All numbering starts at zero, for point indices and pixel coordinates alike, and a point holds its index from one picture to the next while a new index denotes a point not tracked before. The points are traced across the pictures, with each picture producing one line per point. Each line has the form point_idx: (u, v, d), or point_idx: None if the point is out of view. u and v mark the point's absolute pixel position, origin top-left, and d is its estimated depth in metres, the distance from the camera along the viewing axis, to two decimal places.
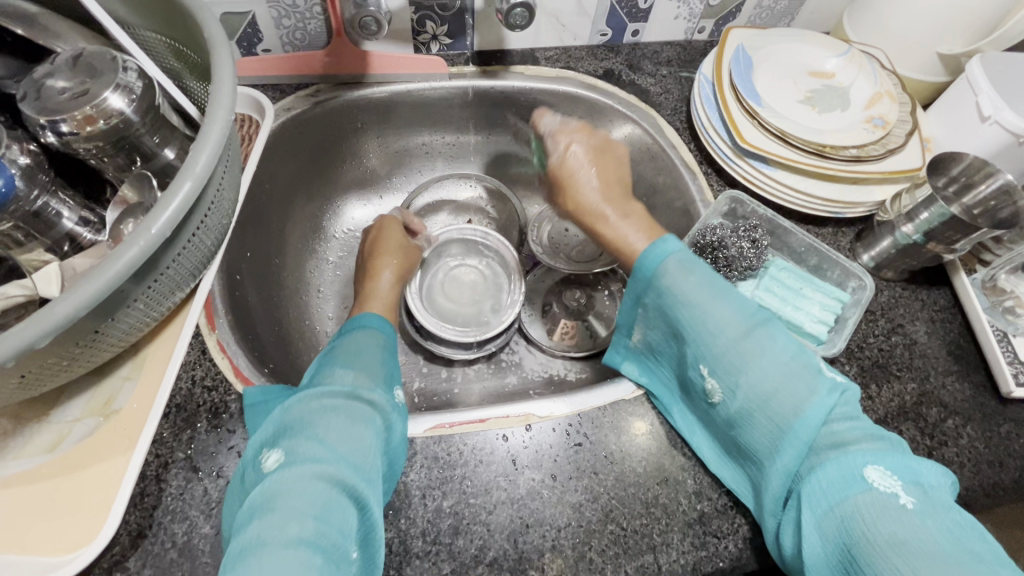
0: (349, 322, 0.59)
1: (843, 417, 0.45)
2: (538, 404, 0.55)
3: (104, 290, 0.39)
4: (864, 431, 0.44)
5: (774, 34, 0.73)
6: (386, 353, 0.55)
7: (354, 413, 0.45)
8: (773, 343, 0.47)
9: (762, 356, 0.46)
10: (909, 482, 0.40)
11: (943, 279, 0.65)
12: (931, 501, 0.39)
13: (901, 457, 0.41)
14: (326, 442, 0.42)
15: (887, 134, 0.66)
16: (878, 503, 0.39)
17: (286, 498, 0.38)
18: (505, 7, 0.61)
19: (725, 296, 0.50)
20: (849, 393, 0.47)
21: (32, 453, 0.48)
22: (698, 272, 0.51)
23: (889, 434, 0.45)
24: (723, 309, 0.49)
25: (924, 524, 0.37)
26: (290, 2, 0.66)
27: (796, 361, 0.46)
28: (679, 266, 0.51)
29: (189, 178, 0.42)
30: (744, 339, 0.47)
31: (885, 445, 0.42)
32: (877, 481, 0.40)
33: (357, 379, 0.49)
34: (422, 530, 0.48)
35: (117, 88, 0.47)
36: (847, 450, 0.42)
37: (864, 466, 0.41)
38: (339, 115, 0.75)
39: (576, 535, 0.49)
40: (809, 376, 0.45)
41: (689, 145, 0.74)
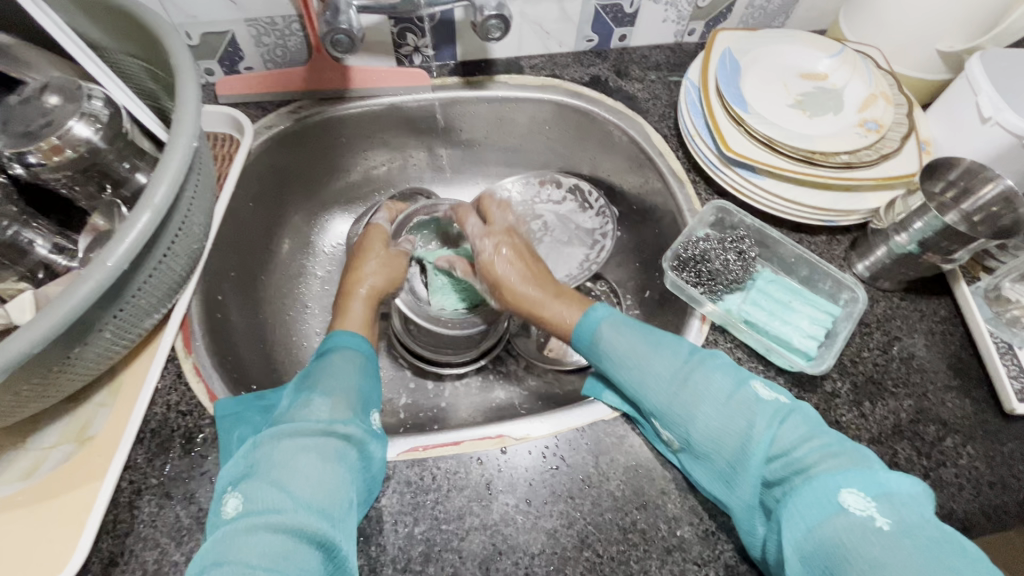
0: (325, 340, 0.57)
1: (806, 435, 0.44)
2: (515, 425, 0.54)
3: (60, 324, 0.39)
4: (835, 451, 0.43)
5: (763, 36, 0.71)
6: (366, 375, 0.55)
7: (326, 452, 0.46)
8: (710, 383, 0.48)
9: (711, 392, 0.48)
10: (876, 495, 0.39)
11: (944, 288, 0.63)
12: (907, 514, 0.38)
13: (872, 472, 0.40)
14: (290, 490, 0.42)
15: (881, 137, 0.63)
16: (850, 527, 0.37)
17: (248, 549, 0.39)
18: (479, 19, 0.60)
19: (658, 347, 0.52)
20: (803, 413, 0.46)
21: (8, 481, 0.48)
22: (630, 331, 0.54)
23: (857, 449, 0.43)
24: (659, 361, 0.51)
25: (902, 542, 0.36)
26: (268, 19, 0.67)
27: (733, 399, 0.47)
28: (612, 329, 0.55)
29: (147, 209, 0.42)
30: (691, 382, 0.48)
31: (854, 462, 0.42)
32: (850, 505, 0.38)
33: (334, 412, 0.49)
34: (392, 556, 0.48)
35: (82, 116, 0.47)
36: (813, 475, 0.41)
37: (838, 491, 0.39)
38: (322, 129, 0.75)
39: (550, 562, 0.47)
40: (749, 412, 0.46)
41: (677, 152, 0.72)
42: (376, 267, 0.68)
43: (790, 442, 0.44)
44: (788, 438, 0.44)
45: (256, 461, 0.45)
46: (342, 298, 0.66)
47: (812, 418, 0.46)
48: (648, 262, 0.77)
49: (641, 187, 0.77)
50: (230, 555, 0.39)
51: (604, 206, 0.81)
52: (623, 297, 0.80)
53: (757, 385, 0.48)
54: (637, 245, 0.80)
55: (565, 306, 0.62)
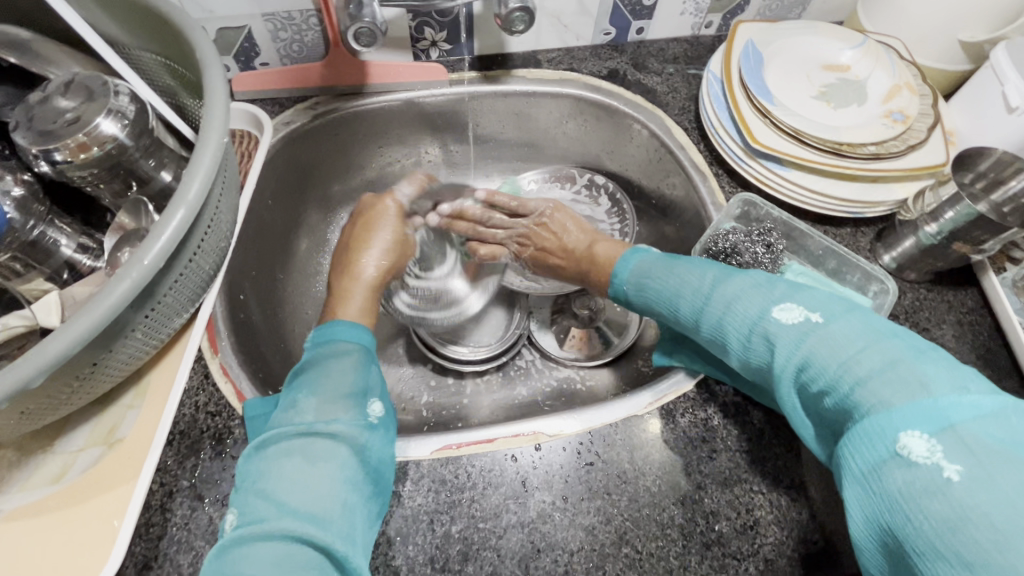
0: (320, 331, 0.55)
1: (857, 351, 0.39)
2: (548, 421, 0.54)
3: (98, 324, 0.38)
4: (883, 374, 0.36)
5: (785, 28, 0.70)
6: (362, 367, 0.52)
7: (314, 453, 0.44)
8: (738, 310, 0.47)
9: (737, 321, 0.46)
10: (938, 429, 0.33)
11: (971, 279, 0.62)
12: (980, 451, 0.31)
13: (931, 402, 0.34)
14: (277, 498, 0.41)
15: (907, 128, 0.63)
16: (914, 481, 0.32)
17: (244, 563, 0.38)
18: (504, 11, 0.59)
19: (684, 279, 0.53)
20: (847, 326, 0.41)
21: (37, 486, 0.47)
22: (662, 265, 0.56)
23: (913, 362, 0.36)
24: (686, 289, 0.52)
25: (977, 495, 0.30)
26: (285, 14, 0.66)
27: (757, 331, 0.45)
28: (650, 267, 0.57)
29: (181, 205, 0.41)
30: (715, 313, 0.48)
31: (910, 386, 0.35)
32: (911, 451, 0.33)
33: (320, 411, 0.47)
34: (429, 556, 0.47)
35: (109, 113, 0.46)
36: (867, 413, 0.36)
37: (896, 435, 0.34)
38: (339, 125, 0.74)
39: (589, 559, 0.47)
40: (771, 339, 0.44)
41: (699, 145, 0.72)
42: (381, 244, 0.66)
43: (833, 366, 0.39)
44: (830, 355, 0.40)
45: (247, 473, 0.44)
46: (347, 279, 0.63)
47: (861, 327, 0.40)
48: (669, 257, 0.76)
49: (661, 182, 0.77)
50: (226, 567, 0.38)
51: (618, 198, 0.82)
52: None
53: (779, 308, 0.44)
54: (657, 240, 0.80)
55: (611, 245, 0.67)
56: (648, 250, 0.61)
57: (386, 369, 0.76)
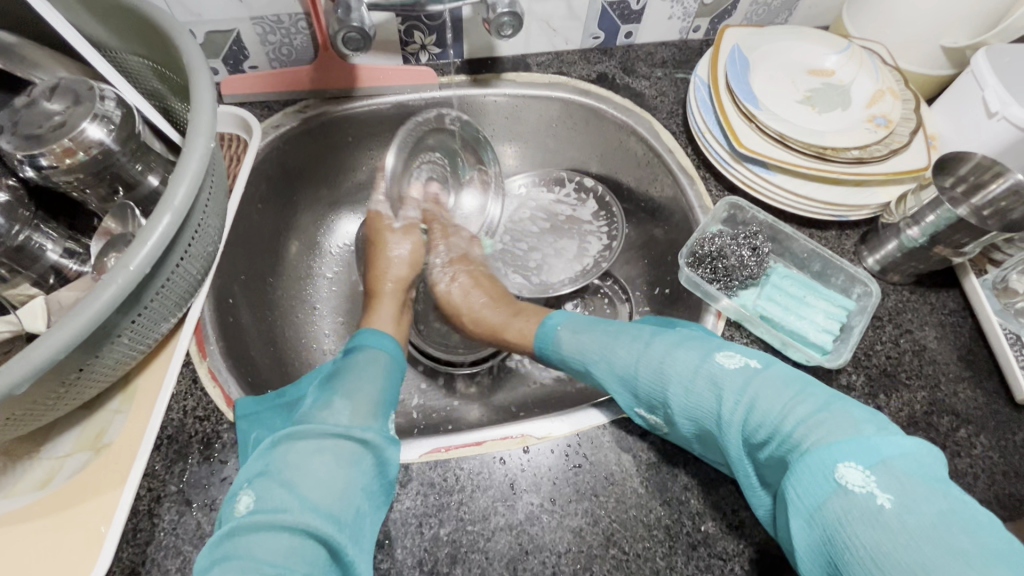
0: (353, 339, 0.58)
1: (788, 398, 0.41)
2: (536, 424, 0.54)
3: (84, 329, 0.38)
4: (817, 415, 0.39)
5: (771, 33, 0.71)
6: (388, 378, 0.55)
7: (341, 455, 0.45)
8: (678, 361, 0.48)
9: (675, 370, 0.47)
10: (872, 462, 0.34)
11: (953, 282, 0.63)
12: (910, 482, 0.33)
13: (865, 438, 0.36)
14: (300, 492, 0.42)
15: (890, 133, 0.64)
16: (850, 508, 0.33)
17: (257, 547, 0.38)
18: (492, 16, 0.60)
19: (621, 336, 0.55)
20: (776, 375, 0.43)
21: (23, 491, 0.47)
22: (587, 329, 0.59)
23: (843, 405, 0.39)
24: (623, 349, 0.53)
25: (907, 521, 0.32)
26: (274, 17, 0.65)
27: (700, 374, 0.46)
28: (570, 333, 0.60)
29: (167, 211, 0.41)
30: (653, 363, 0.49)
31: (843, 425, 0.37)
32: (849, 481, 0.34)
33: (352, 416, 0.48)
34: (417, 559, 0.47)
35: (95, 118, 0.46)
36: (808, 451, 0.37)
37: (835, 466, 0.35)
38: (329, 129, 0.74)
39: (576, 561, 0.47)
40: (715, 386, 0.45)
41: (687, 149, 0.72)
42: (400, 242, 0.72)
43: (772, 410, 0.41)
44: (770, 406, 0.41)
45: (270, 460, 0.44)
46: (372, 297, 0.69)
47: (789, 378, 0.43)
48: (658, 259, 0.77)
49: (650, 184, 0.77)
50: (239, 551, 0.38)
51: (605, 200, 0.83)
52: (632, 293, 0.81)
53: (720, 355, 0.46)
54: (646, 243, 0.80)
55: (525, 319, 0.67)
56: (572, 313, 0.63)
57: None
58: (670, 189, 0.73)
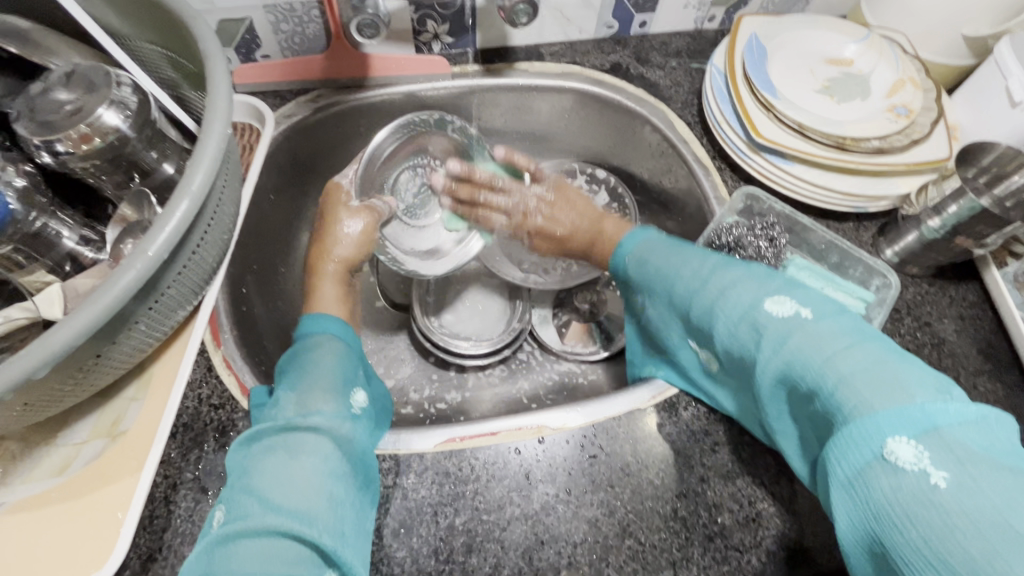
0: (298, 326, 0.56)
1: (838, 349, 0.39)
2: (551, 415, 0.54)
3: (103, 314, 0.38)
4: (862, 372, 0.37)
5: (789, 22, 0.70)
6: (342, 358, 0.53)
7: (297, 446, 0.43)
8: (730, 297, 0.47)
9: (728, 307, 0.46)
10: (922, 433, 0.33)
11: (972, 274, 0.62)
12: (961, 455, 0.32)
13: (917, 407, 0.34)
14: (260, 495, 0.40)
15: (911, 123, 0.63)
16: (901, 485, 0.32)
17: (230, 561, 0.37)
18: (507, 3, 0.59)
19: (681, 258, 0.53)
20: (832, 324, 0.41)
21: (40, 478, 0.47)
22: (662, 249, 0.56)
23: (896, 363, 0.37)
24: (684, 271, 0.52)
25: (962, 503, 0.31)
26: (287, 5, 0.65)
27: (746, 319, 0.45)
28: (644, 250, 0.57)
29: (185, 196, 0.41)
30: (707, 301, 0.48)
31: (890, 389, 0.35)
32: (899, 458, 0.33)
33: (300, 406, 0.46)
34: (433, 548, 0.47)
35: (111, 104, 0.46)
36: (851, 418, 0.36)
37: (885, 440, 0.34)
38: (342, 118, 0.74)
39: (592, 551, 0.47)
40: (758, 331, 0.44)
41: (702, 140, 0.71)
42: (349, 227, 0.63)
43: (815, 361, 0.39)
44: (810, 350, 0.40)
45: (234, 470, 0.43)
46: (312, 277, 0.63)
47: (850, 325, 0.41)
48: None
49: (664, 176, 0.76)
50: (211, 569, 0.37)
51: (620, 191, 0.82)
52: None
53: (771, 300, 0.44)
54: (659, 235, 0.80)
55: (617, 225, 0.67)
56: (651, 232, 0.59)
57: (388, 363, 0.77)
58: (684, 179, 0.72)
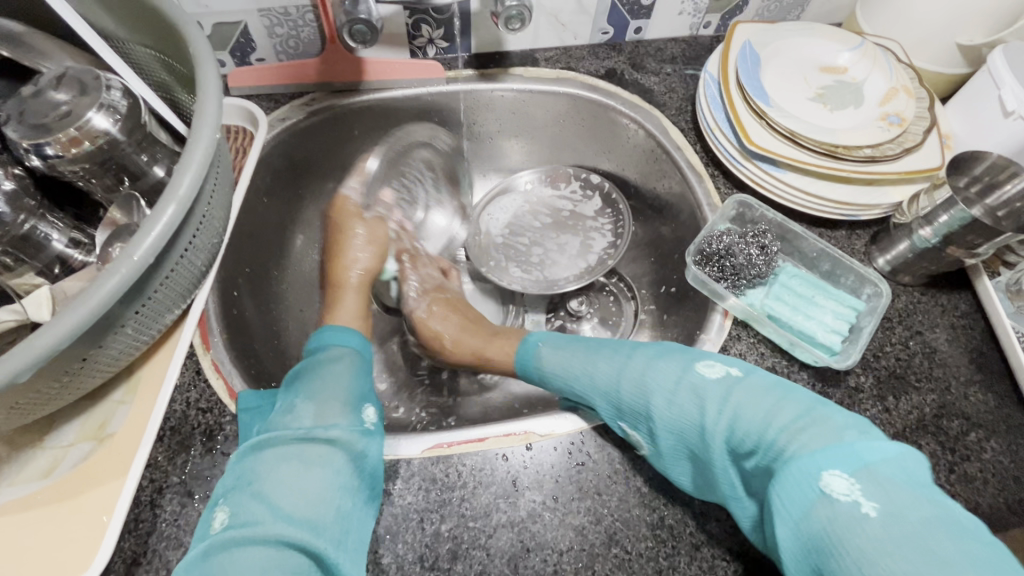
0: (314, 338, 0.60)
1: (770, 405, 0.42)
2: (540, 421, 0.54)
3: (88, 318, 0.38)
4: (798, 422, 0.40)
5: (783, 29, 0.70)
6: (355, 372, 0.56)
7: (309, 459, 0.47)
8: (658, 373, 0.48)
9: (659, 383, 0.48)
10: (855, 469, 0.35)
11: (965, 283, 0.62)
12: (892, 489, 0.33)
13: (846, 444, 0.36)
14: (272, 503, 0.43)
15: (903, 131, 0.63)
16: (836, 515, 0.33)
17: (233, 564, 0.40)
18: (500, 9, 0.59)
19: (601, 351, 0.55)
20: (757, 383, 0.44)
21: (27, 480, 0.47)
22: (569, 348, 0.59)
23: (823, 412, 0.40)
24: (604, 364, 0.53)
25: (889, 531, 0.32)
26: (282, 9, 0.65)
27: (680, 386, 0.46)
28: (551, 350, 0.60)
29: (173, 200, 0.41)
30: (633, 380, 0.50)
31: (824, 434, 0.38)
32: (834, 489, 0.34)
33: (317, 416, 0.50)
34: (419, 555, 0.47)
35: (101, 107, 0.46)
36: (791, 458, 0.37)
37: (821, 474, 0.35)
38: (336, 122, 0.74)
39: (578, 559, 0.47)
40: (697, 396, 0.45)
41: (696, 146, 0.71)
42: (361, 245, 0.70)
43: (757, 420, 0.41)
44: (749, 417, 0.42)
45: (240, 473, 0.46)
46: (335, 288, 0.68)
47: (770, 385, 0.44)
48: (664, 257, 0.76)
49: (657, 182, 0.77)
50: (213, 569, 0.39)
51: (614, 196, 0.82)
52: (638, 291, 0.80)
53: (702, 366, 0.47)
54: (652, 241, 0.80)
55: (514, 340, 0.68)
56: (554, 332, 0.63)
57: (381, 367, 0.77)
58: (677, 186, 0.72)
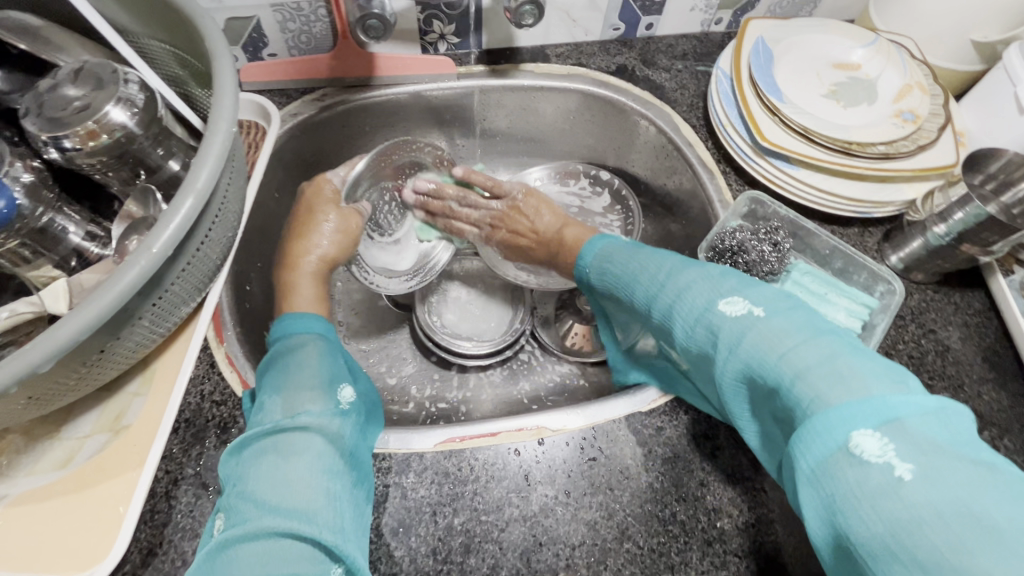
0: (276, 328, 0.57)
1: (797, 343, 0.38)
2: (551, 417, 0.54)
3: (108, 309, 0.38)
4: (822, 366, 0.36)
5: (796, 26, 0.70)
6: (324, 353, 0.54)
7: (287, 447, 0.44)
8: (690, 302, 0.46)
9: (687, 311, 0.46)
10: (883, 424, 0.32)
11: (978, 281, 0.62)
12: (924, 446, 0.31)
13: (876, 399, 0.33)
14: (257, 498, 0.41)
15: (918, 128, 0.62)
16: (865, 480, 0.31)
17: (231, 565, 0.38)
18: (513, 5, 0.59)
19: (646, 265, 0.53)
20: (786, 320, 0.40)
21: (44, 470, 0.48)
22: (627, 253, 0.57)
23: (849, 358, 0.36)
24: (648, 279, 0.52)
25: (928, 494, 0.29)
26: (294, 4, 0.65)
27: (703, 323, 0.44)
28: (608, 255, 0.59)
29: (191, 193, 0.41)
30: (665, 303, 0.49)
31: (847, 383, 0.34)
32: (864, 450, 0.32)
33: (287, 408, 0.46)
34: (432, 548, 0.47)
35: (119, 101, 0.46)
36: (813, 412, 0.34)
37: (850, 431, 0.32)
38: (347, 118, 0.74)
39: (591, 554, 0.47)
40: (718, 332, 0.43)
41: (707, 143, 0.71)
42: (328, 234, 0.64)
43: (771, 358, 0.39)
44: (770, 350, 0.39)
45: (228, 479, 0.44)
46: (286, 273, 0.63)
47: (809, 320, 0.40)
48: (674, 254, 0.76)
49: (667, 179, 0.76)
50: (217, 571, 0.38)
51: (622, 193, 0.83)
52: None
53: (727, 300, 0.44)
54: (662, 238, 0.79)
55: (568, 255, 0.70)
56: (614, 238, 0.62)
57: (390, 362, 0.77)
58: (688, 183, 0.72)
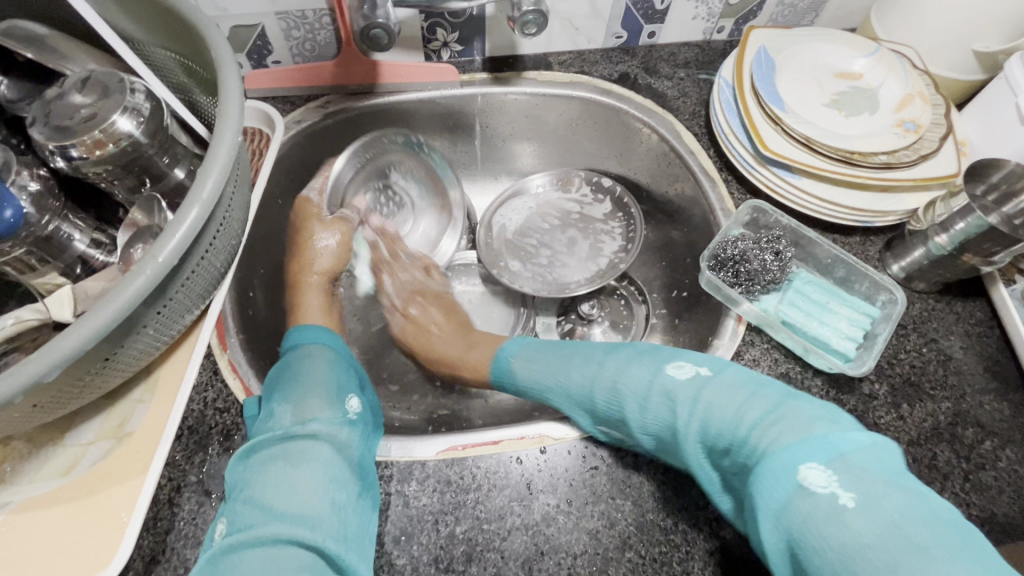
0: (291, 337, 0.60)
1: (740, 404, 0.43)
2: (553, 425, 0.54)
3: (114, 319, 0.38)
4: (768, 417, 0.40)
5: (798, 35, 0.70)
6: (332, 363, 0.57)
7: (296, 456, 0.47)
8: (632, 375, 0.51)
9: (630, 389, 0.50)
10: (830, 459, 0.36)
11: (980, 290, 0.62)
12: (868, 477, 0.35)
13: (820, 437, 0.37)
14: (265, 505, 0.43)
15: (919, 138, 0.63)
16: (815, 508, 0.34)
17: (235, 568, 0.39)
18: (517, 14, 0.59)
19: (576, 357, 0.59)
20: (728, 380, 0.46)
21: (48, 477, 0.48)
22: (549, 352, 0.62)
23: (793, 404, 0.41)
24: (576, 370, 0.57)
25: (868, 517, 0.33)
26: (299, 12, 0.66)
27: (653, 392, 0.49)
28: (526, 356, 0.63)
29: (196, 203, 0.42)
30: (609, 384, 0.52)
31: (795, 426, 0.39)
32: (811, 482, 0.36)
33: (299, 416, 0.49)
34: (434, 556, 0.47)
35: (125, 110, 0.47)
36: (767, 455, 0.38)
37: (798, 468, 0.36)
38: (349, 125, 0.74)
39: (593, 563, 0.47)
40: (670, 399, 0.47)
41: (709, 151, 0.71)
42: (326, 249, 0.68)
43: (728, 417, 0.43)
44: (723, 413, 0.43)
45: (234, 481, 0.46)
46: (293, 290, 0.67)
47: (745, 381, 0.45)
48: (676, 261, 0.76)
49: (669, 186, 0.77)
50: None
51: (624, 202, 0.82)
52: (649, 295, 0.80)
53: (670, 368, 0.49)
54: (663, 245, 0.80)
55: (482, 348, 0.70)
56: (529, 340, 0.66)
57: (392, 368, 0.77)
58: (690, 191, 0.72)
